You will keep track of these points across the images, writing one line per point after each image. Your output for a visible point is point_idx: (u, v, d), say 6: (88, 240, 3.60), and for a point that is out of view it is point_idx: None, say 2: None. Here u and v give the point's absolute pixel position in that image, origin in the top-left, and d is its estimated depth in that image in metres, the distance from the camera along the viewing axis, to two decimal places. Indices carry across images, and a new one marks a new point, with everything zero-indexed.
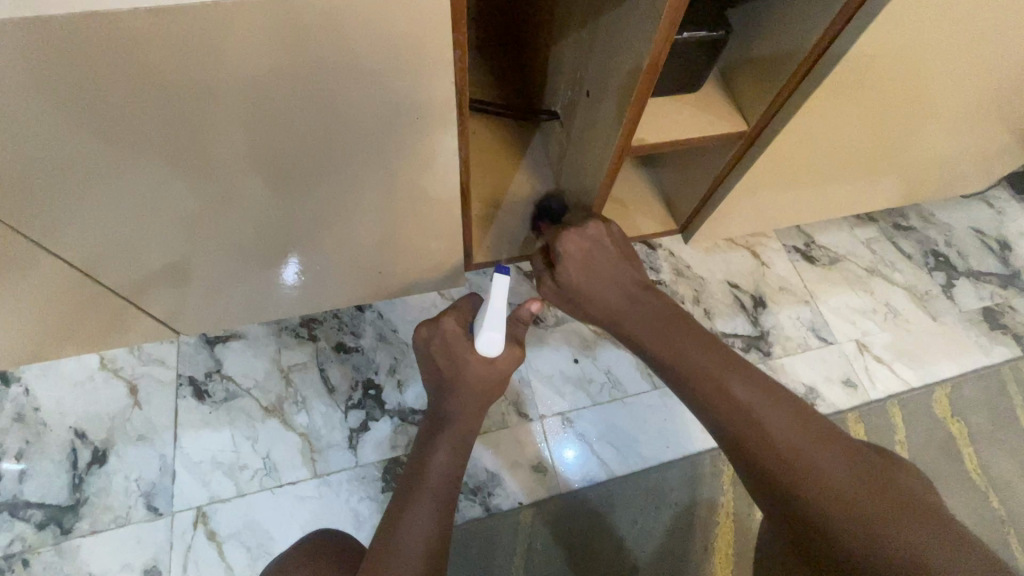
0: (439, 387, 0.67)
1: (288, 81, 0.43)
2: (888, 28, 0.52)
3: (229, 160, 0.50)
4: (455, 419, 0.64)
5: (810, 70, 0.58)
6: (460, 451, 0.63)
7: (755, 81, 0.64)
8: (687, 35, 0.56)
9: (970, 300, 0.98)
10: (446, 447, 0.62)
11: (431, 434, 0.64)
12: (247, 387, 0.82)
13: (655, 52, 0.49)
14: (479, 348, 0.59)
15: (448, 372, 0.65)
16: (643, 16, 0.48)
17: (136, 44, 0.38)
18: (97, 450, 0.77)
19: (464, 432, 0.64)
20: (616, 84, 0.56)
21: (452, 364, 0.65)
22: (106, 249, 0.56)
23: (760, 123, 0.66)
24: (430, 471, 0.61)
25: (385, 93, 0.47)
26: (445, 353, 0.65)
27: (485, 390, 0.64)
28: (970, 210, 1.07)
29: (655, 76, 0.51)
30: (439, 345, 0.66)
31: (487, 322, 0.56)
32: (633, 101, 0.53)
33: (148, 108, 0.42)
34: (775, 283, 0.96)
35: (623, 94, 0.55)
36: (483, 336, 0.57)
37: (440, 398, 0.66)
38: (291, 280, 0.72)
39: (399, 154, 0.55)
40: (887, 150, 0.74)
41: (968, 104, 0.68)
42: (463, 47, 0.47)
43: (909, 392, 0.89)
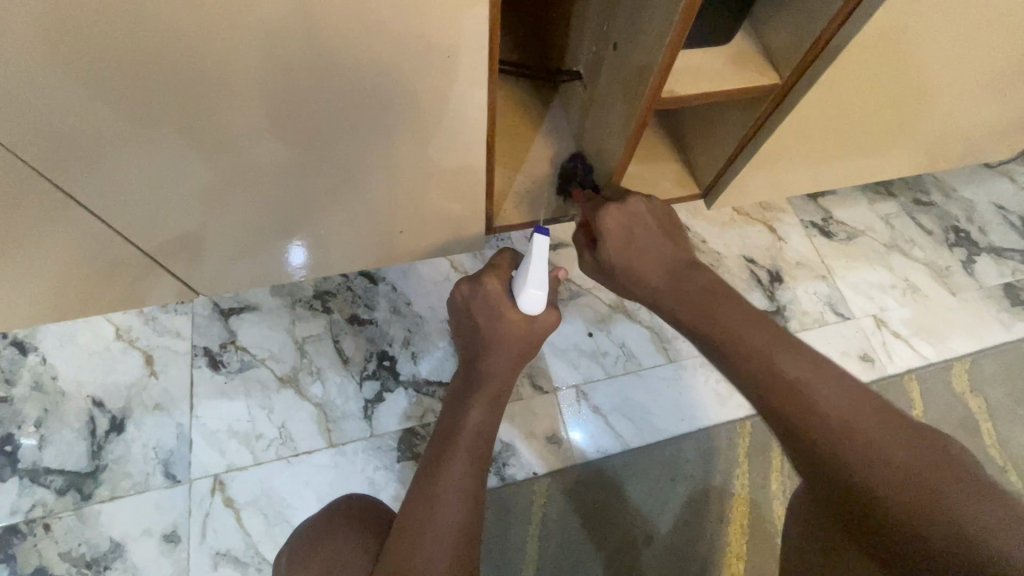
0: (473, 350, 0.66)
1: (307, 30, 0.42)
2: None
3: (246, 115, 0.48)
4: (490, 379, 0.64)
5: (845, 21, 0.56)
6: (493, 411, 0.63)
7: (789, 37, 0.61)
8: None
9: (991, 276, 0.96)
10: (480, 405, 0.62)
11: (467, 395, 0.64)
12: (262, 357, 0.83)
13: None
14: (522, 308, 0.58)
15: (483, 333, 0.65)
16: None
17: None
18: (115, 419, 0.78)
19: (497, 393, 0.64)
20: (646, 33, 0.54)
21: (489, 321, 0.64)
22: (123, 211, 0.55)
23: (790, 79, 0.64)
24: (465, 427, 0.61)
25: (405, 47, 0.46)
26: (487, 313, 0.64)
27: (515, 349, 0.64)
28: (992, 185, 1.05)
29: (689, 21, 0.49)
30: (477, 305, 0.65)
31: (530, 279, 0.56)
32: (665, 49, 0.51)
33: (163, 55, 0.41)
34: (792, 258, 0.95)
35: (654, 43, 0.53)
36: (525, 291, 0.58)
37: (475, 361, 0.66)
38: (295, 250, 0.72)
39: (417, 113, 0.53)
40: (918, 115, 0.71)
41: (1007, 65, 0.65)
42: None
43: (927, 367, 0.88)
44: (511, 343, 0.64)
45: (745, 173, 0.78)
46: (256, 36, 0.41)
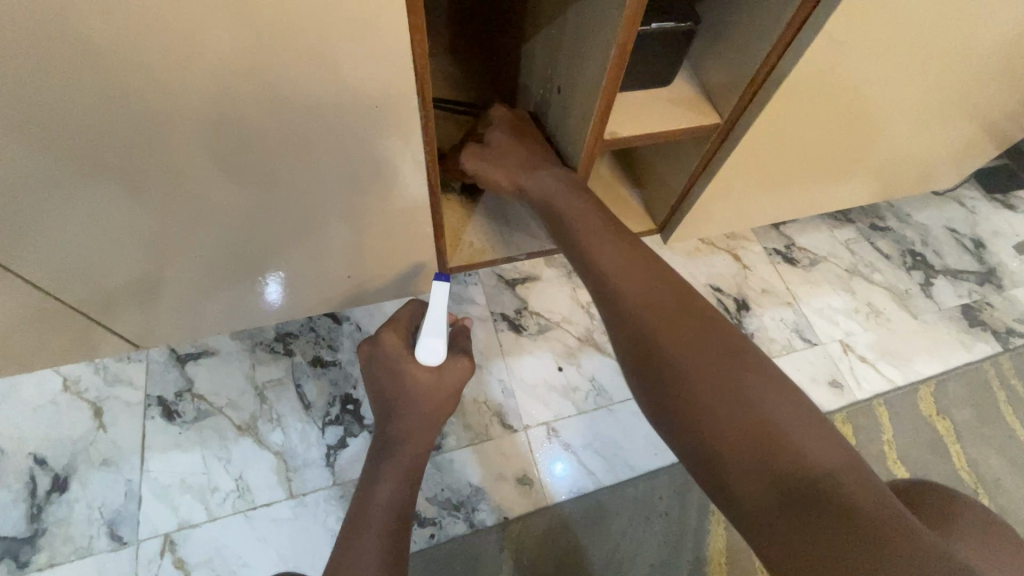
0: (382, 416, 0.65)
1: (246, 82, 0.41)
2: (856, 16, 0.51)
3: (187, 166, 0.47)
4: (401, 447, 0.62)
5: (777, 64, 0.58)
6: (407, 480, 0.61)
7: (728, 79, 0.63)
8: (655, 27, 0.55)
9: (948, 297, 0.98)
10: (389, 476, 0.61)
11: (375, 464, 0.62)
12: (219, 406, 0.79)
13: (621, 46, 0.49)
14: (420, 359, 0.59)
15: (391, 399, 0.63)
16: (606, 11, 0.48)
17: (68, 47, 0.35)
18: (58, 477, 0.73)
19: (412, 460, 0.62)
20: (585, 78, 0.56)
21: (396, 386, 0.63)
22: (62, 262, 0.53)
23: (730, 118, 0.66)
24: (377, 502, 0.59)
25: (350, 97, 0.46)
26: (387, 370, 0.63)
27: (434, 411, 0.63)
28: (943, 209, 1.08)
29: (622, 68, 0.51)
30: (381, 366, 0.64)
31: (427, 329, 0.58)
32: (603, 93, 0.53)
33: (94, 108, 0.39)
34: (757, 286, 0.96)
35: (592, 87, 0.55)
36: (425, 345, 0.58)
37: (386, 426, 0.64)
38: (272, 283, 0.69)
39: (368, 158, 0.53)
40: (862, 147, 0.74)
41: (941, 99, 0.68)
42: (422, 32, 0.44)
43: (895, 391, 0.89)
44: (417, 409, 0.62)
45: (703, 206, 0.79)
46: (192, 86, 0.40)
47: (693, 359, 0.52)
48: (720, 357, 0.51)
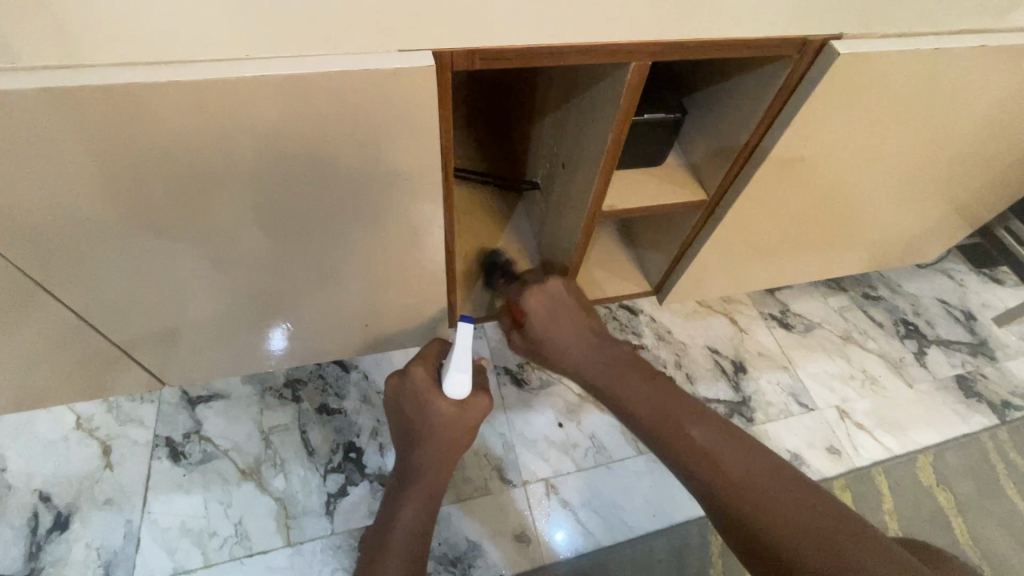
0: (405, 444, 0.68)
1: (287, 151, 0.47)
2: (821, 115, 0.57)
3: (227, 221, 0.53)
4: (421, 474, 0.66)
5: (753, 151, 0.64)
6: (427, 506, 0.65)
7: (712, 160, 0.69)
8: (648, 117, 0.63)
9: (943, 367, 1.01)
10: (412, 503, 0.65)
11: (400, 490, 0.66)
12: (225, 449, 0.81)
13: (617, 131, 0.55)
14: (446, 392, 0.62)
15: (414, 428, 0.67)
16: (605, 102, 0.55)
17: (143, 118, 0.42)
18: (60, 515, 0.74)
19: (431, 487, 0.66)
20: (586, 156, 0.62)
21: (421, 418, 0.66)
22: (101, 300, 0.58)
23: (717, 193, 0.70)
24: (398, 527, 0.64)
25: (377, 167, 0.52)
26: (414, 404, 0.66)
27: (456, 441, 0.66)
28: (932, 281, 1.13)
29: (619, 149, 0.57)
30: (406, 397, 0.67)
31: (452, 365, 0.60)
32: (601, 171, 0.59)
33: (156, 166, 0.45)
34: (753, 349, 0.99)
35: (592, 165, 0.61)
36: (451, 382, 0.61)
37: (409, 454, 0.68)
38: (279, 332, 0.73)
39: (389, 219, 0.58)
40: (847, 222, 0.79)
41: (914, 182, 0.74)
42: (449, 121, 0.51)
43: (894, 459, 0.89)
44: (438, 442, 0.66)
45: (698, 272, 0.84)
46: (242, 153, 0.46)
47: (686, 445, 0.62)
48: (705, 438, 0.62)
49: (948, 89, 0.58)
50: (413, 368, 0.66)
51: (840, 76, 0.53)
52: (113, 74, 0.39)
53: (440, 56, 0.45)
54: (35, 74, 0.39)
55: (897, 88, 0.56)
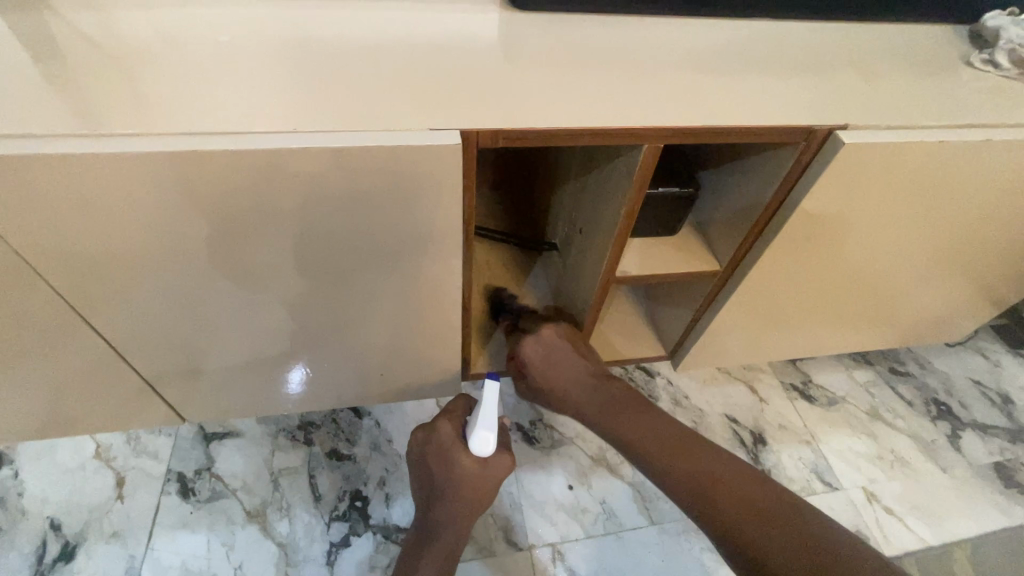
0: (427, 498, 0.68)
1: (322, 208, 0.51)
2: (833, 198, 0.58)
3: (261, 268, 0.56)
4: (442, 532, 0.65)
5: (764, 228, 0.65)
6: (445, 565, 0.65)
7: (725, 232, 0.70)
8: (663, 190, 0.65)
9: (979, 453, 0.95)
10: (432, 559, 0.65)
11: (418, 546, 0.66)
12: (234, 488, 0.81)
13: (630, 208, 0.58)
14: (472, 448, 0.63)
15: (437, 484, 0.66)
16: (619, 179, 0.58)
17: (198, 175, 0.46)
18: (67, 545, 0.75)
19: (451, 546, 0.66)
20: (601, 226, 0.64)
21: (445, 474, 0.65)
22: (137, 334, 0.61)
23: (731, 264, 0.71)
24: None
25: (403, 225, 0.55)
26: (440, 461, 0.66)
27: (479, 500, 0.65)
28: (964, 359, 1.09)
29: (631, 224, 0.60)
30: (431, 452, 0.67)
31: (480, 422, 0.61)
32: (614, 242, 0.62)
33: (203, 217, 0.50)
34: (774, 420, 0.96)
35: (606, 236, 0.63)
36: (476, 437, 0.62)
37: (430, 510, 0.66)
38: (296, 373, 0.74)
39: (411, 274, 0.61)
40: (869, 297, 0.79)
41: (937, 262, 0.73)
42: (472, 190, 0.54)
43: (927, 551, 0.83)
44: (460, 499, 0.64)
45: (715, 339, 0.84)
46: (280, 207, 0.50)
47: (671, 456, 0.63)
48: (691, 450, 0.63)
49: (964, 176, 0.59)
50: (441, 426, 0.67)
51: (849, 164, 0.54)
52: (177, 141, 0.45)
53: (464, 134, 0.49)
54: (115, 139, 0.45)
55: (911, 174, 0.57)
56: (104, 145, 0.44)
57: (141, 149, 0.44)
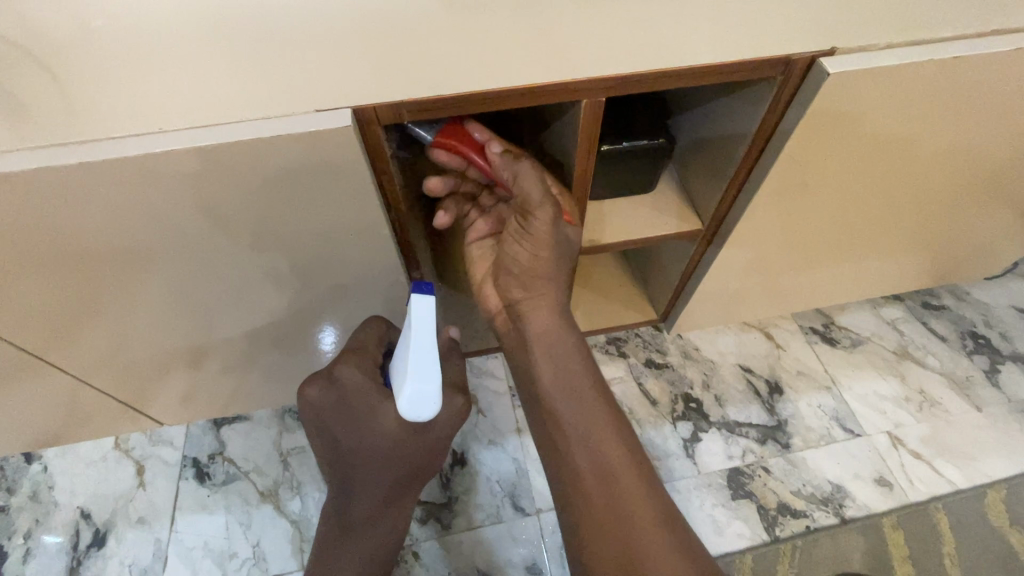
0: (344, 480, 0.62)
1: (263, 199, 0.47)
2: (840, 133, 0.51)
3: (218, 266, 0.54)
4: (369, 480, 0.61)
5: (745, 181, 0.58)
6: (381, 500, 0.63)
7: (706, 188, 0.63)
8: (629, 144, 0.57)
9: (1019, 387, 0.88)
10: (361, 543, 0.65)
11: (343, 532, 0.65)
12: (246, 470, 0.83)
13: (583, 163, 0.54)
14: (404, 408, 0.50)
15: (350, 442, 0.58)
16: (568, 134, 0.54)
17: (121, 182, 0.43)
18: (98, 532, 0.79)
19: (382, 486, 0.62)
20: (560, 186, 0.61)
21: (354, 434, 0.57)
22: (116, 340, 0.61)
23: (712, 221, 0.64)
24: (357, 517, 0.64)
25: (358, 208, 0.51)
26: (346, 420, 0.57)
27: (394, 452, 0.58)
28: (1007, 286, 1.00)
29: (587, 179, 0.57)
30: (335, 411, 0.57)
31: (414, 370, 0.49)
32: (574, 202, 0.59)
33: (139, 224, 0.47)
34: (792, 366, 0.91)
35: (566, 195, 0.60)
36: (408, 387, 0.50)
37: (351, 464, 0.60)
38: (323, 338, 0.72)
39: (377, 254, 0.57)
40: (895, 236, 0.70)
41: (974, 190, 0.64)
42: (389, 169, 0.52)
43: (956, 495, 0.79)
44: (376, 477, 0.61)
45: (721, 295, 0.78)
46: (218, 206, 0.47)
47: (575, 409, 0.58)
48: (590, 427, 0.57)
49: (1006, 88, 0.50)
50: (344, 374, 0.56)
51: (859, 91, 0.46)
52: (109, 148, 0.42)
53: (362, 114, 0.46)
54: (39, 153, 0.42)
55: (937, 95, 0.49)
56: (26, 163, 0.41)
57: (70, 161, 0.41)
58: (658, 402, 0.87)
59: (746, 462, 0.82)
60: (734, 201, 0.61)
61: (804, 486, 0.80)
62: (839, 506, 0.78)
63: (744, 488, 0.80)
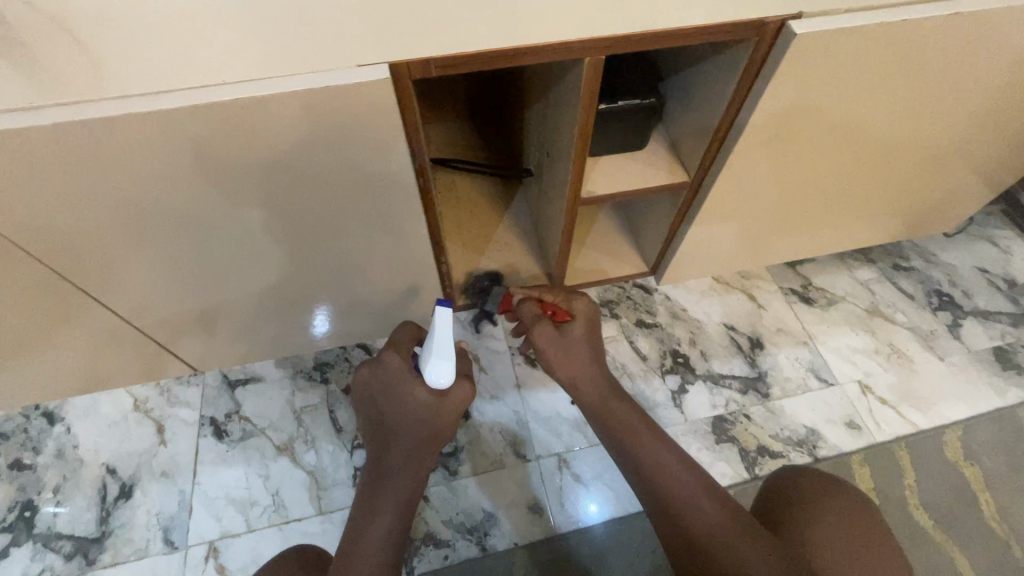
0: (381, 450, 0.65)
1: (286, 158, 0.51)
2: (809, 91, 0.56)
3: (240, 222, 0.57)
4: (403, 430, 0.63)
5: (727, 136, 0.63)
6: (415, 455, 0.63)
7: (693, 146, 0.68)
8: (622, 104, 0.62)
9: (978, 339, 0.96)
10: (388, 509, 0.61)
11: (375, 490, 0.63)
12: (262, 427, 0.88)
13: (583, 119, 0.57)
14: (427, 381, 0.59)
15: (391, 400, 0.64)
16: (569, 93, 0.57)
17: (152, 139, 0.46)
18: (124, 485, 0.84)
19: (416, 439, 0.63)
20: (560, 145, 0.64)
21: (398, 392, 0.63)
22: (139, 296, 0.64)
23: (697, 177, 0.70)
24: (392, 473, 0.63)
25: (371, 166, 0.55)
26: (387, 387, 0.64)
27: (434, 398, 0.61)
28: (972, 248, 1.07)
29: (587, 138, 0.59)
30: (379, 386, 0.65)
31: (435, 351, 0.57)
32: (574, 159, 0.61)
33: (168, 181, 0.50)
34: (772, 324, 0.97)
35: (567, 153, 0.63)
36: (432, 366, 0.58)
37: (390, 420, 0.65)
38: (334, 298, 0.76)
39: (386, 213, 0.61)
40: (865, 193, 0.76)
41: (937, 149, 0.70)
42: (416, 126, 0.54)
43: (918, 435, 0.87)
44: (410, 436, 0.63)
45: (706, 250, 0.83)
46: (243, 164, 0.51)
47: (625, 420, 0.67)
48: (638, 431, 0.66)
49: (958, 55, 0.55)
50: (386, 356, 0.64)
51: (827, 50, 0.51)
52: (134, 103, 0.44)
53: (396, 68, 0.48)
54: (65, 108, 0.44)
55: (897, 59, 0.54)
56: (55, 118, 0.43)
57: (99, 115, 0.44)
58: (648, 358, 0.93)
59: (728, 410, 0.89)
60: (716, 157, 0.66)
61: (782, 430, 0.87)
62: (813, 447, 0.86)
63: (727, 433, 0.87)
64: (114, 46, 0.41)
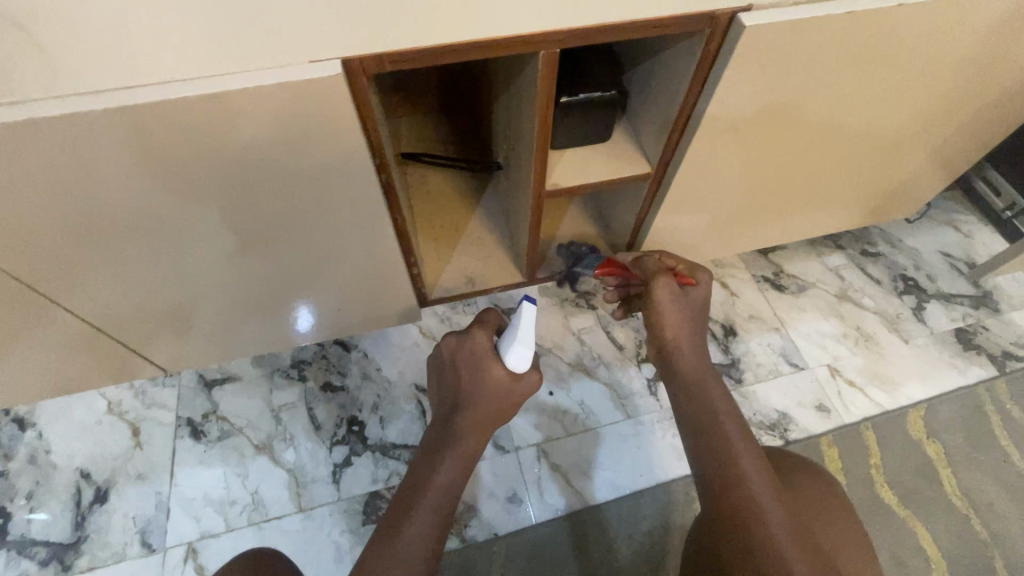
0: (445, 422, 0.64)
1: (247, 156, 0.51)
2: (766, 83, 0.57)
3: (204, 221, 0.57)
4: (470, 403, 0.63)
5: (686, 127, 0.64)
6: (477, 430, 0.62)
7: (656, 137, 0.69)
8: (583, 96, 0.63)
9: (941, 321, 0.99)
10: (446, 475, 0.60)
11: (434, 456, 0.61)
12: (240, 426, 0.88)
13: (542, 110, 0.58)
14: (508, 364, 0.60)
15: (469, 369, 0.63)
16: (528, 84, 0.57)
17: (107, 139, 0.45)
18: (100, 489, 0.83)
19: (485, 411, 0.62)
20: (523, 136, 0.64)
21: (476, 364, 0.63)
22: (105, 298, 0.64)
23: (660, 168, 0.71)
24: (455, 443, 0.62)
25: (335, 163, 0.54)
26: (470, 360, 0.63)
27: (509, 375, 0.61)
28: (937, 233, 1.10)
29: (548, 129, 0.60)
30: (463, 359, 0.64)
31: (519, 338, 0.58)
32: (535, 150, 0.62)
33: (127, 181, 0.50)
34: (744, 311, 0.99)
35: (529, 144, 0.63)
36: (513, 351, 0.59)
37: (465, 391, 0.64)
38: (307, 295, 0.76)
39: (353, 209, 0.61)
40: (829, 181, 0.78)
41: (895, 137, 0.72)
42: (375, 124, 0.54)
43: (884, 415, 0.90)
44: (481, 405, 0.63)
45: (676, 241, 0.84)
46: (203, 164, 0.50)
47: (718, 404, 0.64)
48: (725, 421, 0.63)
49: (909, 45, 0.57)
50: (476, 335, 0.64)
51: (780, 42, 0.52)
52: (85, 102, 0.44)
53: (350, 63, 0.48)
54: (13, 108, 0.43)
55: (849, 50, 0.55)
56: (2, 119, 0.42)
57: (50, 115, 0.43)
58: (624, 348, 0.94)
59: None
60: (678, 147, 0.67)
61: (754, 414, 0.89)
62: (784, 430, 0.88)
63: None
64: (60, 44, 0.40)
